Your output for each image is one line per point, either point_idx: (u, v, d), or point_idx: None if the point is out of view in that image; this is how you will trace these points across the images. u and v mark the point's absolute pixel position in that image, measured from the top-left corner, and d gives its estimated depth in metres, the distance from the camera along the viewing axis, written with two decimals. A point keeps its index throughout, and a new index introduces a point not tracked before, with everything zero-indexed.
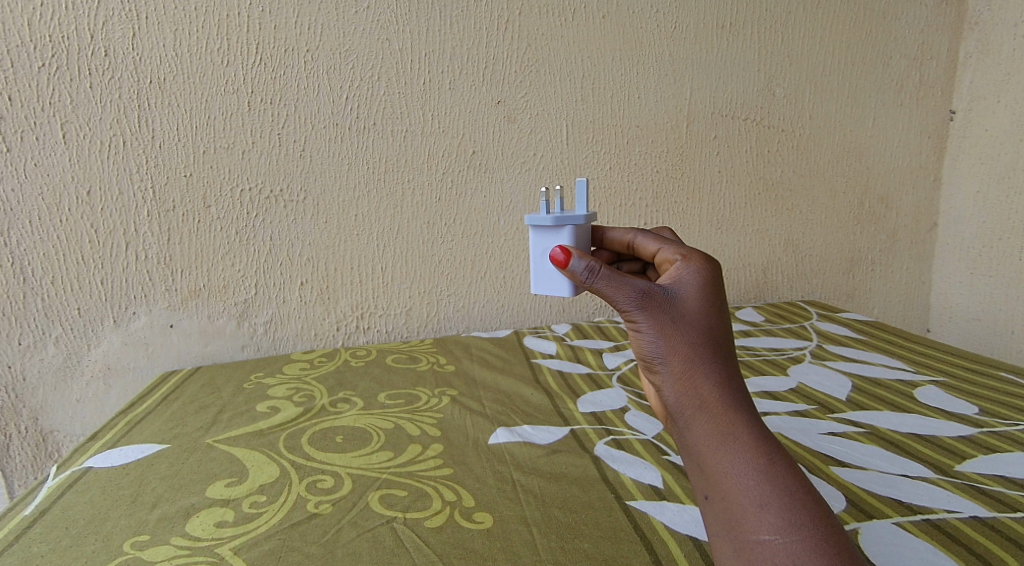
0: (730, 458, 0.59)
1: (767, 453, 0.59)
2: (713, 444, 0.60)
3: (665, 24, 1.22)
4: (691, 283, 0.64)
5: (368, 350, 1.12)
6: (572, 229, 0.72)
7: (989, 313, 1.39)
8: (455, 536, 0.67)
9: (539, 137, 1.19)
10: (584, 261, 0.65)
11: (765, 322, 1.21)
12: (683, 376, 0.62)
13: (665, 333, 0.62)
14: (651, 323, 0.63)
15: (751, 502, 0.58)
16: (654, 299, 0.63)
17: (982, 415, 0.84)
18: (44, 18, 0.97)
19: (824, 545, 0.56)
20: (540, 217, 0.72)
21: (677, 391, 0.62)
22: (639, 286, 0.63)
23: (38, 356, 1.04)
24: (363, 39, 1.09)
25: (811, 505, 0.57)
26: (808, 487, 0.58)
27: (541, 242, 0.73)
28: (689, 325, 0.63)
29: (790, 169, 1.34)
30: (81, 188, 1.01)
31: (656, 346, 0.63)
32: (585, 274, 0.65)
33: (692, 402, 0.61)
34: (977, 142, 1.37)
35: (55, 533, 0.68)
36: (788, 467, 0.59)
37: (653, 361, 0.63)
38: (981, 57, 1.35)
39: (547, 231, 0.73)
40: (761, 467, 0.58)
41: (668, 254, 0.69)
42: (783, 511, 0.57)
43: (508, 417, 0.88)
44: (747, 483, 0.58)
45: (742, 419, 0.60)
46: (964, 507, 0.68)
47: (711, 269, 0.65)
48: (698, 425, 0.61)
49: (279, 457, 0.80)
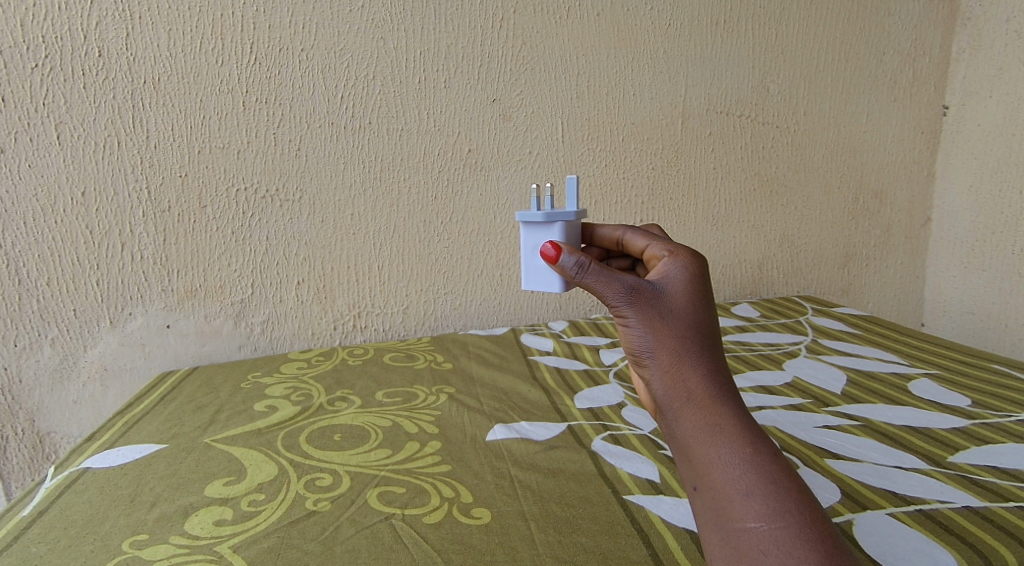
0: (718, 449, 0.60)
1: (753, 443, 0.60)
2: (700, 436, 0.60)
3: (660, 22, 1.22)
4: (678, 277, 0.65)
5: (366, 349, 1.13)
6: (562, 226, 0.73)
7: (983, 307, 1.39)
8: (454, 532, 0.67)
9: (535, 134, 1.20)
10: (574, 257, 0.65)
11: (760, 318, 1.22)
12: (671, 369, 0.62)
13: (653, 328, 0.63)
14: (640, 318, 0.63)
15: (738, 491, 0.58)
16: (643, 295, 0.63)
17: (975, 407, 0.85)
18: (37, 18, 0.97)
19: (807, 531, 0.56)
20: (531, 213, 0.72)
21: (665, 384, 0.62)
22: (627, 281, 0.63)
23: (34, 358, 1.04)
24: (358, 38, 1.09)
25: (795, 492, 0.58)
26: (792, 475, 0.59)
27: (532, 238, 0.74)
28: (677, 319, 0.63)
29: (785, 165, 1.34)
30: (76, 189, 1.02)
31: (645, 340, 0.63)
32: (574, 269, 0.65)
33: (680, 394, 0.62)
34: (970, 137, 1.37)
35: (54, 533, 0.68)
36: (773, 456, 0.59)
37: (642, 356, 0.64)
38: (974, 53, 1.35)
39: (538, 228, 0.73)
40: (747, 457, 0.59)
41: (656, 250, 0.69)
42: (768, 499, 0.58)
43: (506, 413, 0.88)
44: (733, 473, 0.59)
45: (728, 411, 0.61)
46: (956, 498, 0.68)
47: (699, 264, 0.66)
48: (685, 417, 0.61)
49: (277, 456, 0.80)
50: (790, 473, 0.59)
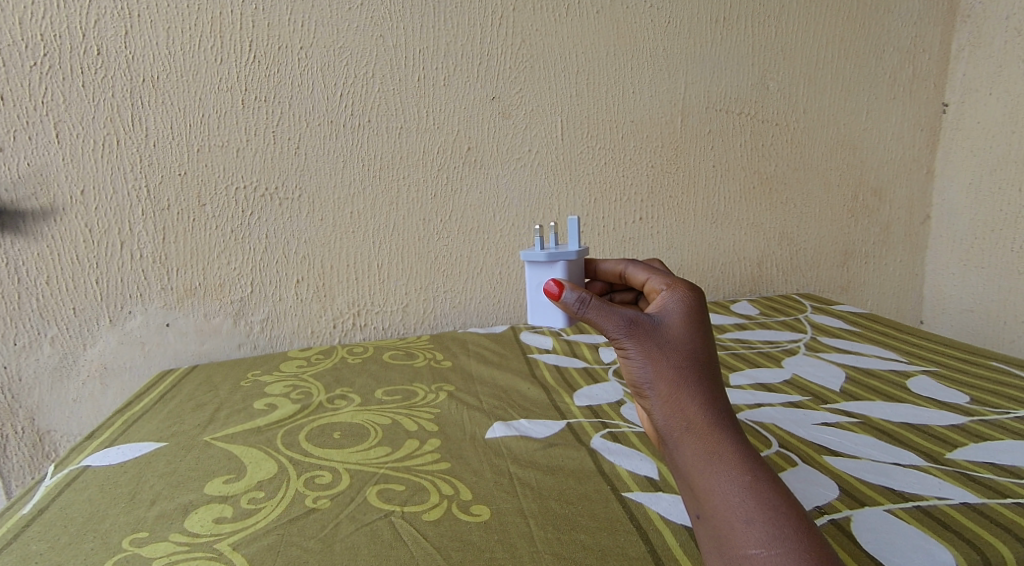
0: (717, 477, 0.60)
1: (752, 470, 0.60)
2: (700, 465, 0.61)
3: (660, 20, 1.22)
4: (675, 310, 0.65)
5: (365, 347, 1.13)
6: (564, 265, 0.77)
7: (982, 304, 1.39)
8: (453, 529, 0.67)
9: (534, 132, 1.20)
10: (576, 293, 0.64)
11: (760, 315, 1.22)
12: (671, 399, 0.62)
13: (652, 359, 0.63)
14: (639, 350, 0.63)
15: (738, 518, 0.58)
16: (642, 326, 0.63)
17: (973, 404, 0.85)
18: (35, 16, 0.97)
19: (808, 557, 0.56)
20: (535, 252, 0.77)
21: (665, 413, 0.63)
22: (626, 315, 0.64)
23: (34, 356, 1.04)
24: (357, 36, 1.09)
25: (795, 518, 0.58)
26: (791, 501, 0.59)
27: (536, 276, 0.78)
28: (675, 350, 0.63)
29: (784, 163, 1.34)
30: (75, 188, 1.02)
31: (645, 371, 0.63)
32: (576, 305, 0.64)
33: (680, 424, 0.62)
34: (969, 135, 1.37)
35: (54, 531, 0.68)
36: (771, 482, 0.60)
37: (643, 387, 0.64)
38: (973, 50, 1.35)
39: (541, 267, 0.78)
40: (746, 484, 0.59)
41: (655, 284, 0.70)
42: (768, 526, 0.58)
43: (505, 411, 0.88)
44: (733, 501, 0.59)
45: (727, 439, 0.61)
46: (953, 494, 0.69)
47: (696, 296, 0.66)
48: (686, 446, 0.62)
49: (277, 454, 0.80)
50: (789, 498, 0.59)
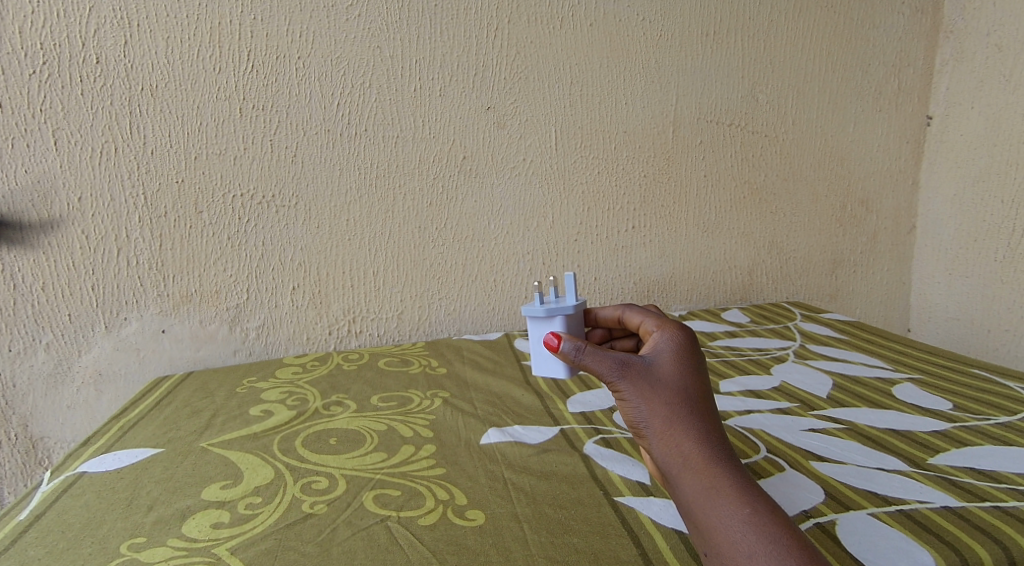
0: (716, 512, 0.61)
1: (751, 503, 0.61)
2: (701, 501, 0.62)
3: (652, 33, 1.25)
4: (666, 350, 0.68)
5: (360, 355, 1.14)
6: (563, 319, 0.78)
7: (967, 313, 1.41)
8: (448, 533, 0.68)
9: (528, 142, 1.21)
10: (572, 342, 0.68)
11: (751, 323, 1.24)
12: (667, 437, 0.65)
13: (646, 398, 0.66)
14: (633, 390, 0.66)
15: (741, 553, 0.59)
16: (634, 367, 0.66)
17: (955, 411, 0.87)
18: (35, 25, 0.98)
19: None
20: (535, 308, 0.78)
21: (663, 451, 0.65)
22: (618, 357, 0.67)
23: (28, 363, 1.05)
24: (354, 47, 1.11)
25: (796, 549, 0.58)
26: (792, 532, 0.59)
27: (537, 331, 0.79)
28: (668, 388, 0.66)
29: (773, 173, 1.36)
30: (73, 195, 1.03)
31: (640, 411, 0.66)
32: (574, 354, 0.68)
33: (678, 460, 0.64)
34: (953, 147, 1.40)
35: (51, 537, 0.69)
36: (771, 514, 0.60)
37: (641, 427, 0.66)
38: (956, 64, 1.38)
39: (541, 322, 0.79)
40: (746, 517, 0.60)
41: (649, 327, 0.73)
42: (770, 559, 0.58)
43: (500, 416, 0.89)
44: (734, 536, 0.59)
45: (724, 473, 0.63)
46: (934, 498, 0.70)
47: (685, 336, 0.69)
48: (686, 483, 0.63)
49: (274, 460, 0.81)
50: (791, 529, 0.59)
